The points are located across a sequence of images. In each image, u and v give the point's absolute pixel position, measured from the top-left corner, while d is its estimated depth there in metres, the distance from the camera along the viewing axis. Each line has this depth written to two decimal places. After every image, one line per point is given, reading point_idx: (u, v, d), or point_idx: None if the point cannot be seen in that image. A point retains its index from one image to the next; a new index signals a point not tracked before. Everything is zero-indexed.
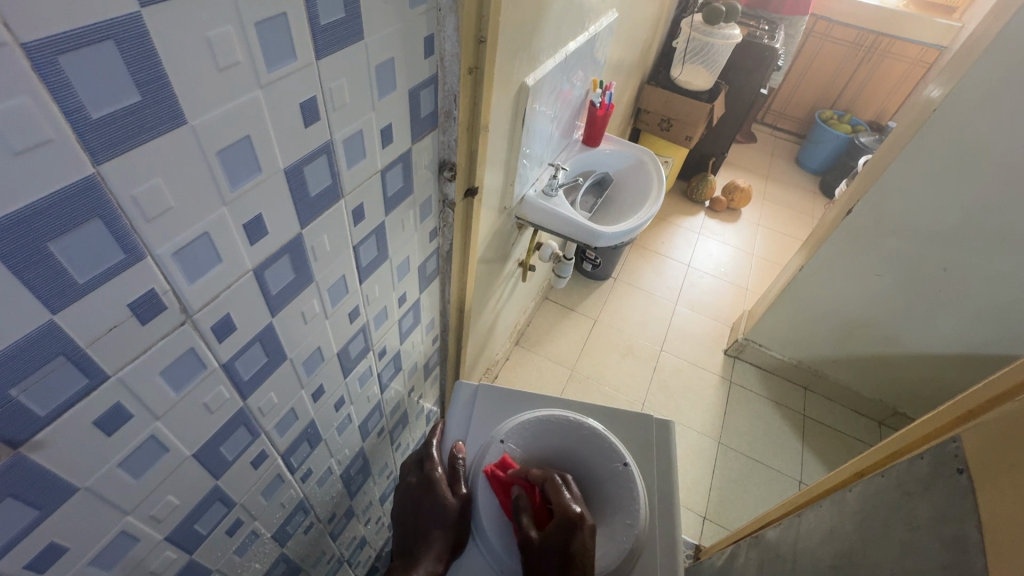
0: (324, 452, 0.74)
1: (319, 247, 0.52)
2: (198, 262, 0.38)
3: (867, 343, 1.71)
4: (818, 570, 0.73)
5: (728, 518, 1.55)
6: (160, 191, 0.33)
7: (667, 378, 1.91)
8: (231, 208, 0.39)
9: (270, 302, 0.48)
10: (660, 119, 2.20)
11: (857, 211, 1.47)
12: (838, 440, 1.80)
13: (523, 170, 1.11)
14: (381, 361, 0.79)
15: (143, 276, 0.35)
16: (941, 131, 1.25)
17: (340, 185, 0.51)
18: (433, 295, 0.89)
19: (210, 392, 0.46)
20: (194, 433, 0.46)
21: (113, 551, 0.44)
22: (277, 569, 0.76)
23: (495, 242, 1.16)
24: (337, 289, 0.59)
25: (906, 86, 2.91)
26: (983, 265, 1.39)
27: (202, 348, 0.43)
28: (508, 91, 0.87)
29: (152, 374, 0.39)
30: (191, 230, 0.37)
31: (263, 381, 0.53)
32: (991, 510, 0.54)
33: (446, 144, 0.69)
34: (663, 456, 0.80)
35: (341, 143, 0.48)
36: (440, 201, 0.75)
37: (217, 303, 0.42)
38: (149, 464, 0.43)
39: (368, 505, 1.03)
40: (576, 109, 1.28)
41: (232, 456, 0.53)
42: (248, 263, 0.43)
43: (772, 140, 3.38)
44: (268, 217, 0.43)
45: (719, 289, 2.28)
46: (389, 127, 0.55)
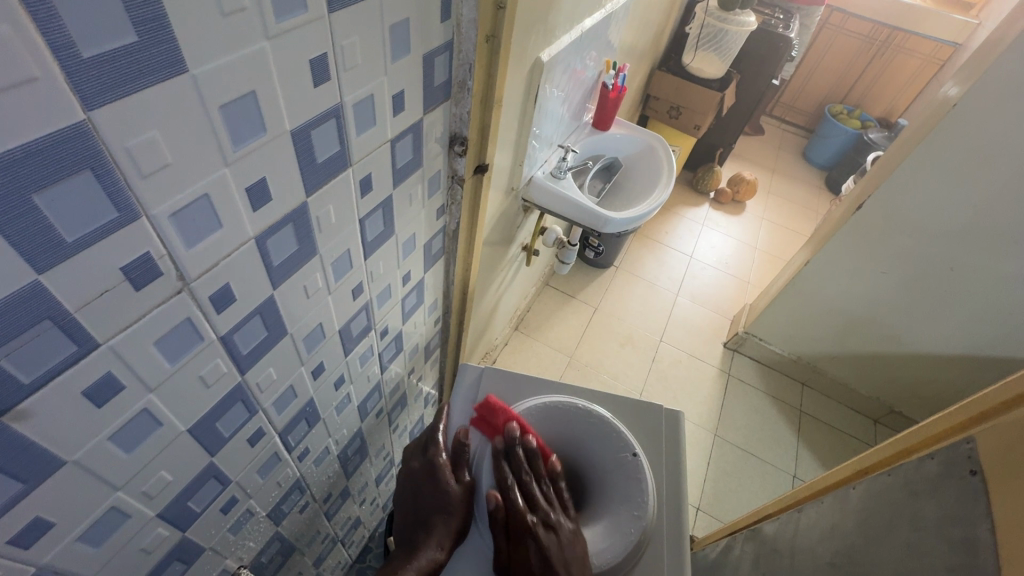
0: (321, 431, 0.72)
1: (324, 218, 0.49)
2: (197, 226, 0.36)
3: (868, 341, 1.70)
4: (817, 568, 0.72)
5: (722, 510, 1.56)
6: (157, 145, 0.30)
7: (666, 368, 1.90)
8: (233, 169, 0.36)
9: (272, 273, 0.46)
10: (669, 107, 2.15)
11: (867, 206, 1.44)
12: (833, 437, 1.80)
13: (532, 151, 1.08)
14: (382, 340, 0.77)
15: (138, 237, 0.32)
16: (958, 128, 1.23)
17: (349, 153, 0.48)
18: (437, 275, 0.87)
19: (207, 365, 0.44)
20: (190, 407, 0.44)
21: (103, 527, 0.42)
22: (271, 547, 0.74)
23: (501, 224, 1.14)
24: (342, 263, 0.56)
25: (918, 83, 2.87)
26: (992, 267, 1.37)
27: (199, 318, 0.40)
28: (522, 68, 0.83)
29: (147, 343, 0.37)
30: (189, 190, 0.34)
31: (262, 355, 0.51)
32: (1005, 513, 0.53)
33: (458, 117, 0.66)
34: (671, 446, 0.78)
35: (351, 107, 0.45)
36: (449, 176, 0.73)
37: (216, 272, 0.39)
38: (141, 438, 0.41)
39: (364, 486, 1.01)
40: (588, 91, 1.25)
41: (229, 432, 0.51)
42: (251, 230, 0.41)
43: (779, 133, 3.34)
44: (273, 182, 0.41)
45: (720, 281, 2.27)
46: (401, 94, 0.52)
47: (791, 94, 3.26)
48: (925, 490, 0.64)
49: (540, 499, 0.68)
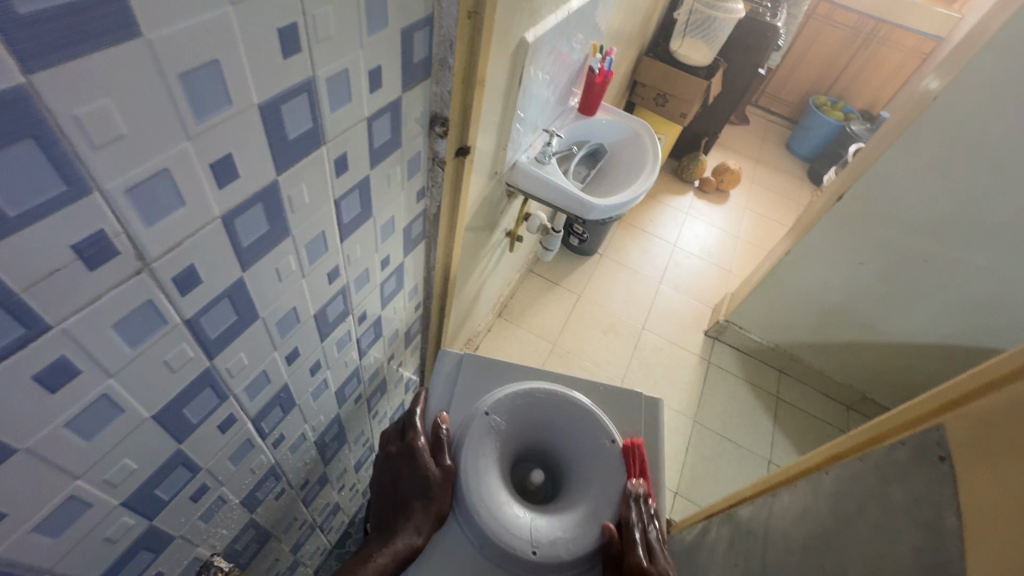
0: (297, 417, 0.70)
1: (297, 198, 0.48)
2: (157, 202, 0.34)
3: (845, 330, 1.74)
4: (788, 550, 0.74)
5: (699, 495, 1.59)
6: (109, 113, 0.28)
7: (647, 355, 1.92)
8: (195, 143, 0.34)
9: (241, 255, 0.44)
10: (656, 94, 2.14)
11: (848, 197, 1.46)
12: (809, 423, 1.84)
13: (516, 134, 1.06)
14: (360, 326, 0.76)
15: (90, 212, 0.30)
16: (937, 121, 1.24)
17: (322, 130, 0.46)
18: (417, 259, 0.85)
19: (172, 349, 0.42)
20: (154, 393, 0.42)
21: (62, 516, 0.40)
22: (245, 535, 0.73)
23: (484, 209, 1.12)
24: (316, 246, 0.54)
25: (901, 76, 2.90)
26: (965, 259, 1.40)
27: (162, 300, 0.38)
28: (507, 48, 0.81)
29: (104, 326, 0.35)
30: (147, 164, 0.32)
31: (232, 340, 0.49)
32: (971, 499, 0.54)
33: (439, 96, 0.64)
34: (649, 433, 0.80)
35: (324, 81, 0.43)
36: (430, 158, 0.71)
37: (179, 251, 0.38)
38: (101, 425, 0.39)
39: (342, 472, 1.01)
40: (574, 74, 1.23)
41: (197, 419, 0.50)
42: (216, 208, 0.39)
43: (764, 123, 3.36)
44: (239, 158, 0.39)
45: (702, 269, 2.29)
46: (378, 70, 0.50)
47: (776, 84, 3.27)
48: (894, 474, 0.66)
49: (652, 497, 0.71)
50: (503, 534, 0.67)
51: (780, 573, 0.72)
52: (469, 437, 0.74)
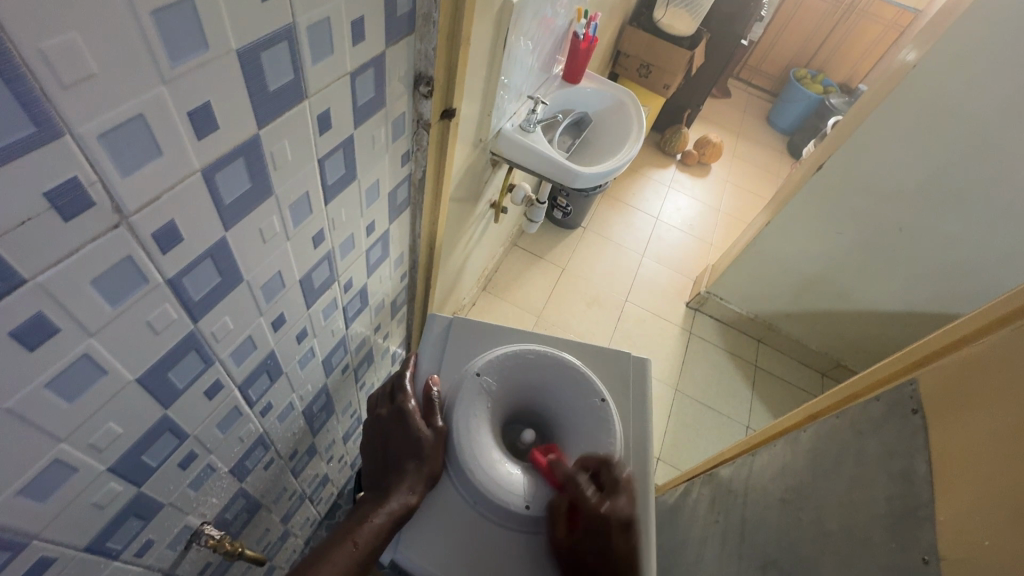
0: (284, 386, 0.70)
1: (280, 154, 0.46)
2: (131, 150, 0.32)
3: (820, 299, 1.79)
4: (769, 504, 0.77)
5: (681, 460, 1.64)
6: (77, 50, 0.27)
7: (630, 327, 1.95)
8: (170, 89, 0.33)
9: (222, 213, 0.42)
10: (640, 65, 2.12)
11: (827, 168, 1.48)
12: (785, 390, 1.90)
13: (501, 101, 1.04)
14: (346, 294, 0.75)
15: (63, 159, 0.29)
16: (915, 91, 1.25)
17: (304, 84, 0.45)
18: (403, 227, 0.84)
19: (154, 309, 0.41)
20: (137, 354, 0.41)
21: (46, 480, 0.39)
22: (235, 504, 0.73)
23: (469, 178, 1.10)
24: (301, 207, 0.53)
25: (879, 49, 2.92)
26: (938, 227, 1.45)
27: (142, 258, 0.37)
28: (491, 8, 0.79)
29: (82, 282, 0.34)
30: (120, 109, 0.30)
31: (216, 303, 0.48)
32: (942, 446, 0.57)
33: (423, 54, 0.62)
34: (637, 392, 0.82)
35: (306, 30, 0.42)
36: (414, 120, 0.69)
37: (158, 206, 0.36)
38: (83, 387, 0.38)
39: (331, 444, 1.01)
40: (559, 41, 1.21)
41: (183, 384, 0.49)
42: (196, 161, 0.37)
43: (746, 96, 3.36)
44: (219, 108, 0.37)
45: (684, 242, 2.31)
46: (360, 21, 0.48)
47: (758, 56, 3.26)
48: (869, 426, 0.68)
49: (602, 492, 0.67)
50: (497, 490, 0.68)
51: (761, 526, 0.75)
52: (459, 397, 0.75)
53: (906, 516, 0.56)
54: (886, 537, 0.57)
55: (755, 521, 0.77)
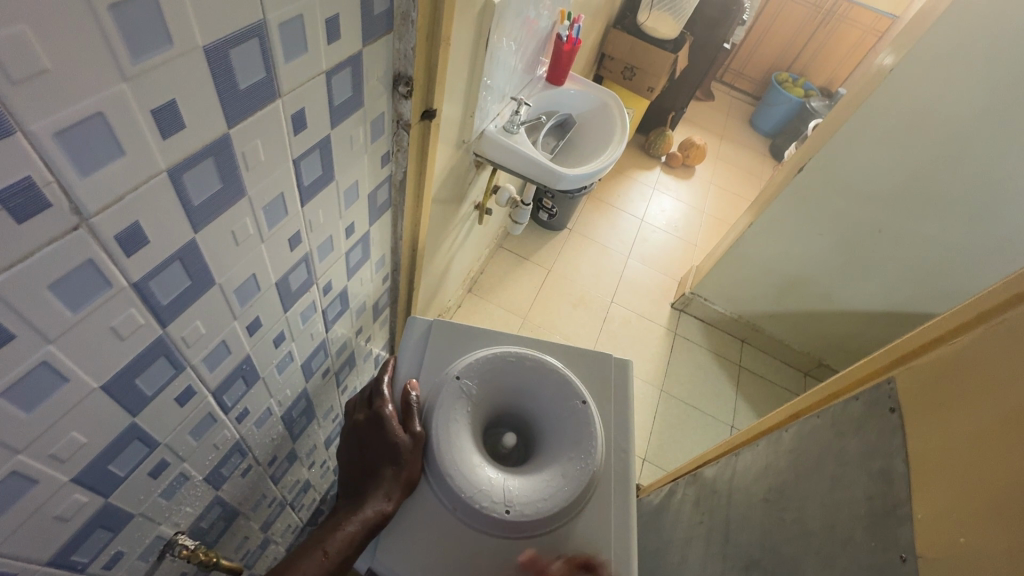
0: (261, 391, 0.68)
1: (252, 155, 0.45)
2: (91, 150, 0.31)
3: (802, 299, 1.81)
4: (751, 504, 0.77)
5: (666, 460, 1.64)
6: (27, 44, 0.26)
7: (616, 327, 1.95)
8: (132, 86, 0.32)
9: (191, 214, 0.41)
10: (624, 68, 2.13)
11: (807, 170, 1.50)
12: (768, 389, 1.93)
13: (484, 102, 1.03)
14: (326, 297, 0.73)
15: (14, 158, 0.28)
16: (891, 95, 1.28)
17: (276, 82, 0.44)
18: (384, 229, 0.83)
19: (120, 314, 0.39)
20: (101, 362, 0.40)
21: (5, 493, 0.38)
22: (211, 513, 0.71)
23: (452, 179, 1.10)
24: (275, 208, 0.52)
25: (858, 54, 2.97)
26: (914, 228, 1.47)
27: (105, 261, 0.36)
28: (472, 10, 0.79)
29: (38, 288, 0.32)
30: (77, 106, 0.29)
31: (186, 307, 0.46)
32: (918, 445, 0.58)
33: (401, 53, 0.61)
34: (620, 393, 0.82)
35: (277, 27, 0.41)
36: (394, 121, 0.68)
37: (122, 206, 0.35)
38: (43, 396, 0.37)
39: (312, 449, 0.99)
40: (542, 42, 1.20)
41: (152, 392, 0.47)
42: (162, 162, 0.36)
43: (729, 99, 3.40)
44: (186, 107, 0.36)
45: (669, 243, 2.33)
46: (335, 19, 0.47)
47: (740, 61, 3.31)
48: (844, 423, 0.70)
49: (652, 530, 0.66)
50: (478, 494, 0.68)
51: (744, 527, 0.75)
52: (437, 401, 0.73)
53: (883, 515, 0.57)
54: (865, 536, 0.58)
55: (738, 522, 0.77)
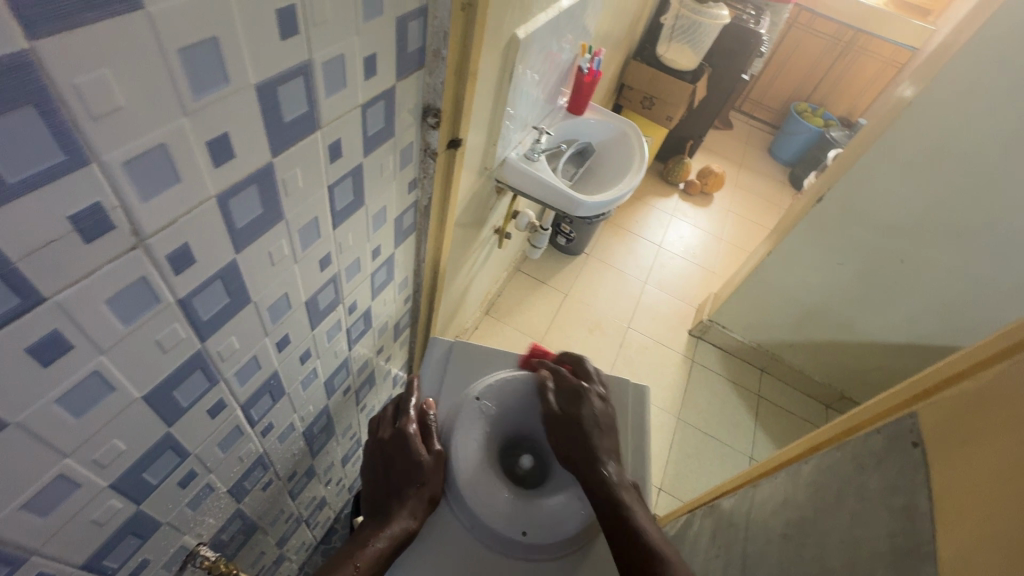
0: (286, 406, 0.70)
1: (291, 182, 0.48)
2: (153, 178, 0.34)
3: (824, 329, 1.78)
4: (769, 538, 0.75)
5: (683, 491, 1.61)
6: (107, 85, 0.29)
7: (632, 353, 1.94)
8: (192, 120, 0.35)
9: (234, 236, 0.44)
10: (643, 97, 2.17)
11: (827, 199, 1.50)
12: (789, 421, 1.88)
13: (506, 130, 1.07)
14: (350, 316, 0.76)
15: (87, 186, 0.30)
16: (912, 126, 1.28)
17: (317, 114, 0.47)
18: (408, 251, 0.86)
19: (165, 328, 0.42)
20: (145, 373, 0.42)
21: (50, 495, 0.40)
22: (232, 526, 0.73)
23: (474, 204, 1.13)
24: (309, 231, 0.55)
25: (878, 84, 2.98)
26: (939, 258, 1.45)
27: (156, 279, 0.38)
28: (498, 46, 0.83)
29: (97, 302, 0.35)
30: (145, 138, 0.32)
31: (224, 323, 0.49)
32: (942, 481, 0.57)
33: (431, 87, 0.64)
34: (636, 419, 0.82)
35: (321, 65, 0.44)
36: (421, 149, 0.71)
37: (175, 228, 0.38)
38: (92, 403, 0.39)
39: (329, 466, 1.00)
40: (564, 74, 1.25)
41: (188, 403, 0.50)
42: (211, 188, 0.39)
43: (748, 128, 3.43)
44: (236, 139, 0.39)
45: (686, 269, 2.33)
46: (373, 57, 0.50)
47: (759, 90, 3.34)
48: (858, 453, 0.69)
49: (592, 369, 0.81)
50: (494, 516, 0.69)
51: (762, 561, 0.74)
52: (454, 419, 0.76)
53: (907, 552, 0.56)
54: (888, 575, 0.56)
55: (756, 555, 0.75)
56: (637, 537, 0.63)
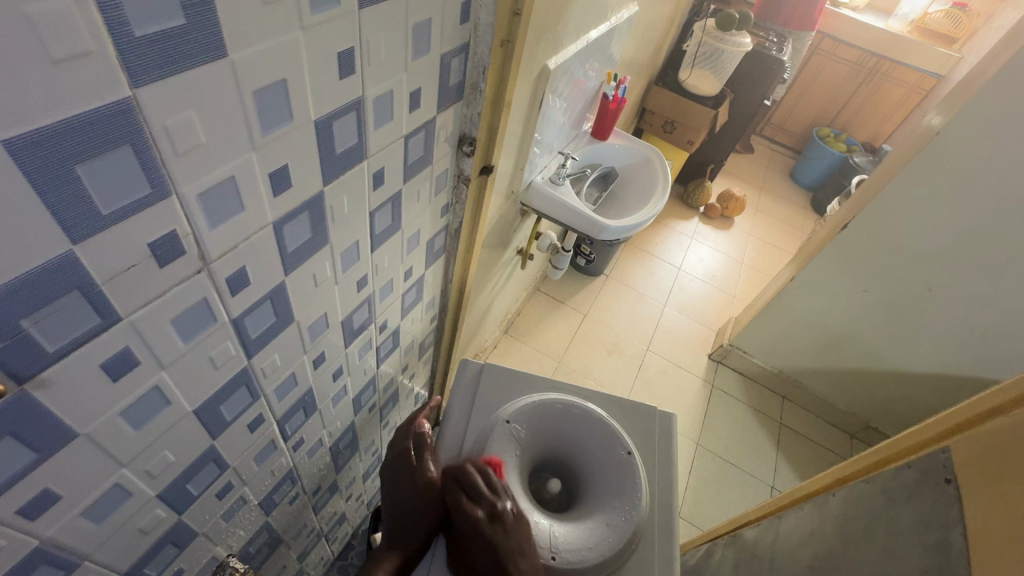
0: (317, 422, 0.72)
1: (339, 208, 0.50)
2: (221, 207, 0.37)
3: (848, 358, 1.76)
4: (795, 570, 0.74)
5: (702, 519, 1.58)
6: (192, 125, 0.31)
7: (651, 376, 1.93)
8: (259, 154, 0.37)
9: (285, 260, 0.47)
10: (664, 121, 2.19)
11: (852, 226, 1.49)
12: (811, 450, 1.84)
13: (533, 156, 1.10)
14: (381, 334, 0.78)
15: (166, 216, 0.33)
16: (939, 156, 1.28)
17: (366, 145, 0.49)
18: (437, 272, 0.88)
19: (217, 346, 0.44)
20: (198, 388, 0.45)
21: (105, 504, 0.42)
22: (259, 538, 0.74)
23: (499, 226, 1.15)
24: (350, 254, 0.57)
25: (902, 111, 2.96)
26: (969, 289, 1.42)
27: (214, 300, 0.41)
28: (530, 77, 0.86)
29: (164, 321, 0.37)
30: (218, 171, 0.35)
31: (269, 341, 0.51)
32: (978, 519, 0.55)
33: (468, 117, 0.67)
34: (661, 446, 0.82)
35: (372, 101, 0.47)
36: (455, 176, 0.74)
37: (235, 253, 0.40)
38: (150, 416, 0.41)
39: (351, 482, 1.01)
40: (589, 100, 1.27)
41: (231, 417, 0.52)
42: (270, 215, 0.42)
43: (769, 152, 3.43)
44: (294, 170, 0.42)
45: (706, 293, 2.31)
46: (418, 91, 0.53)
47: (780, 115, 3.34)
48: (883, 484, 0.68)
49: (483, 486, 0.69)
50: None
51: None
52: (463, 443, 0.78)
53: None
54: None
55: None
56: None
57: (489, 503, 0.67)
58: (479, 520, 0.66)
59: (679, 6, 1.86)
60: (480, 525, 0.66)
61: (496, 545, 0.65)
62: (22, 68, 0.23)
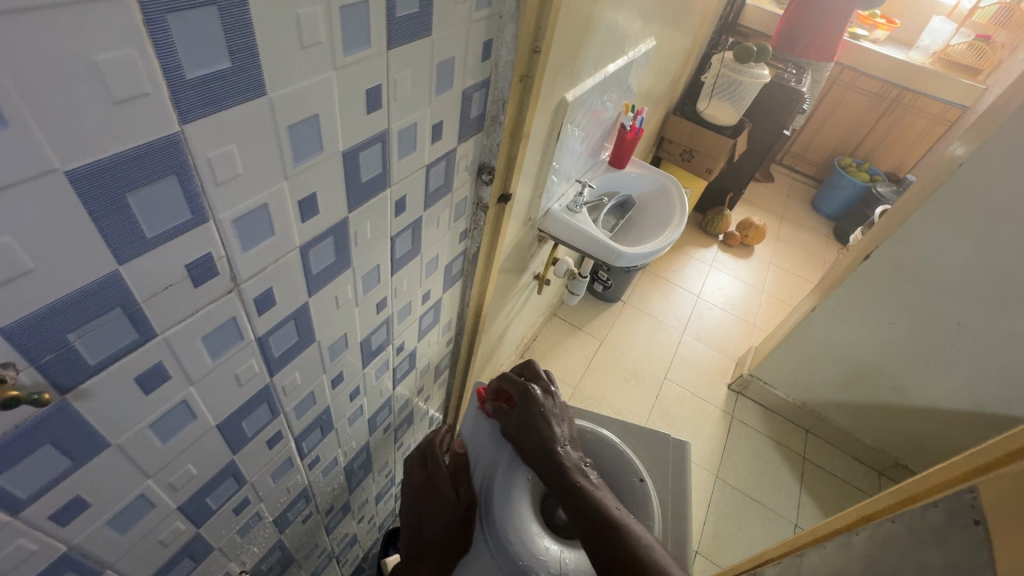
0: (333, 440, 0.73)
1: (361, 233, 0.53)
2: (253, 232, 0.39)
3: (873, 391, 1.71)
4: None
5: (721, 556, 1.52)
6: (231, 157, 0.34)
7: (669, 406, 1.90)
8: (290, 183, 0.40)
9: (310, 282, 0.49)
10: (683, 150, 2.22)
11: (874, 256, 1.47)
12: (837, 487, 1.78)
13: (550, 184, 1.12)
14: (398, 355, 0.79)
15: (204, 239, 0.35)
16: (963, 187, 1.27)
17: (389, 174, 0.52)
18: (454, 295, 0.90)
19: (243, 364, 0.46)
20: (222, 403, 0.46)
21: (130, 514, 0.43)
22: (272, 556, 0.75)
23: (517, 251, 1.17)
24: (370, 277, 0.59)
25: (926, 141, 2.94)
26: (999, 323, 1.38)
27: (242, 319, 0.43)
28: (549, 108, 0.89)
29: (195, 338, 0.39)
30: (253, 199, 0.37)
31: (290, 360, 0.53)
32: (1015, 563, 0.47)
33: (488, 148, 0.70)
34: (677, 476, 0.81)
35: (396, 133, 0.49)
36: (474, 203, 0.76)
37: (264, 275, 0.42)
38: (176, 429, 0.43)
39: (364, 503, 1.02)
40: (607, 130, 1.30)
41: (252, 432, 0.53)
42: (297, 239, 0.44)
43: (789, 181, 3.42)
44: (321, 198, 0.44)
45: (725, 321, 2.29)
46: (440, 124, 0.56)
47: (800, 144, 3.35)
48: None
49: (541, 373, 0.83)
50: (533, 564, 0.70)
51: None
52: (496, 434, 0.82)
53: None
54: None
55: None
56: (615, 529, 0.64)
57: (543, 383, 0.81)
58: (532, 390, 0.79)
59: (697, 39, 1.90)
60: (532, 394, 0.79)
61: (543, 409, 0.77)
62: (88, 108, 0.25)
